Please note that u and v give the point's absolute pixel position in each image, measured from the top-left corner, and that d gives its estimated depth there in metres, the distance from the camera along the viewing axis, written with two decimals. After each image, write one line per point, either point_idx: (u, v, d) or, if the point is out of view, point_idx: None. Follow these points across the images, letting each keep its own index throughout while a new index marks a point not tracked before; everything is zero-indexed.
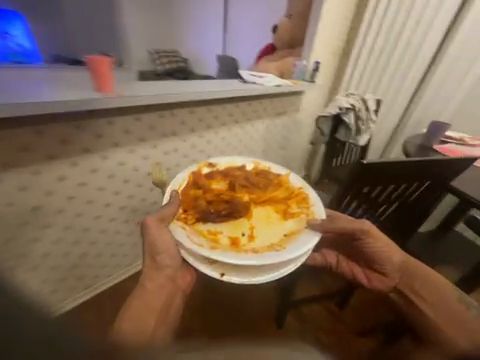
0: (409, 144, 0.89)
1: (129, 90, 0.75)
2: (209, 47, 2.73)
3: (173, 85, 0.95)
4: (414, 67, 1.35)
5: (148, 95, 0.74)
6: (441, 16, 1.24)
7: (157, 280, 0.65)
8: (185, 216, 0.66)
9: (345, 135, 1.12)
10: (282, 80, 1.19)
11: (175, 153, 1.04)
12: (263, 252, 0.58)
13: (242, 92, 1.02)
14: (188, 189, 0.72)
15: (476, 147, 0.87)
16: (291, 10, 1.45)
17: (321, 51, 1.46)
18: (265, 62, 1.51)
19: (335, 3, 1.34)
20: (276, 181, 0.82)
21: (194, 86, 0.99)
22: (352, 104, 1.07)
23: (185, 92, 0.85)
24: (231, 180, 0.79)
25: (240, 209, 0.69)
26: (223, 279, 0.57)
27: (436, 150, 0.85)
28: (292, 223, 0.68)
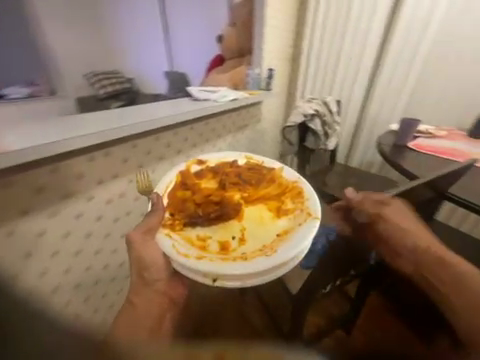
0: (383, 145, 0.85)
1: (46, 134, 0.60)
2: (156, 64, 2.56)
3: (109, 116, 0.78)
4: (362, 68, 1.37)
5: (72, 137, 0.59)
6: (378, 19, 1.27)
7: (147, 294, 0.57)
8: (172, 222, 0.62)
9: (314, 142, 1.05)
10: (237, 92, 1.08)
11: (120, 199, 0.86)
12: (253, 258, 0.55)
13: (194, 113, 0.87)
14: (176, 190, 0.69)
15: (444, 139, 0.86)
16: (234, 18, 1.37)
17: (271, 58, 1.41)
18: (216, 74, 1.40)
19: (276, 9, 1.31)
20: (269, 176, 0.78)
21: (136, 113, 0.83)
22: (316, 109, 1.01)
23: (124, 125, 0.71)
24: (221, 179, 0.75)
25: (229, 212, 0.64)
26: (216, 285, 0.52)
27: (411, 148, 0.82)
28: (284, 222, 0.65)
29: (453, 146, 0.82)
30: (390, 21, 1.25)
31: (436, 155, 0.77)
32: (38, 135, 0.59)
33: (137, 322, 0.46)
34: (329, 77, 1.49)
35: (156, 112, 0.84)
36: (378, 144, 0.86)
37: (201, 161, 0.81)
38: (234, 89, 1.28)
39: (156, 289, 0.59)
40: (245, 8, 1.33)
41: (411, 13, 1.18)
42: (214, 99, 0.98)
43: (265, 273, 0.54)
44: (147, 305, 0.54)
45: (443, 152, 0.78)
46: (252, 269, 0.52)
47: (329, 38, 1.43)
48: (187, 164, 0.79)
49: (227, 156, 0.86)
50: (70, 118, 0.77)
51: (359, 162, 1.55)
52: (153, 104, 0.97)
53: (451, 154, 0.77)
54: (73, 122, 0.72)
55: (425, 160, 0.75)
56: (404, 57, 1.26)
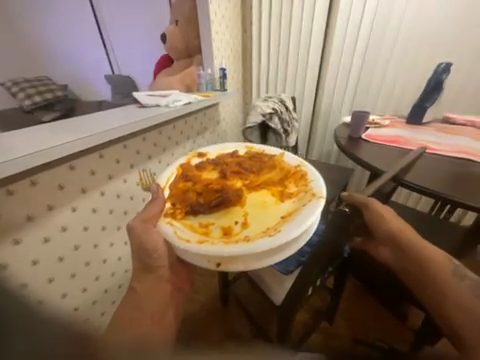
0: (340, 139, 0.91)
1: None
2: (95, 67, 2.29)
3: (32, 134, 0.63)
4: (309, 64, 1.42)
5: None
6: (318, 15, 1.30)
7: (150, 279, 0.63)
8: (173, 211, 0.62)
9: (275, 141, 1.04)
10: (190, 95, 1.01)
11: (65, 232, 0.71)
12: (256, 239, 0.53)
13: (146, 123, 0.76)
14: (178, 182, 0.70)
15: (387, 128, 0.95)
16: (177, 16, 1.29)
17: (221, 57, 1.36)
18: (165, 77, 1.30)
19: (219, 7, 1.26)
20: (270, 163, 0.78)
21: (69, 128, 0.68)
22: (273, 108, 1.00)
23: (57, 144, 0.56)
24: (222, 169, 0.75)
25: (230, 198, 0.63)
26: (220, 269, 0.53)
27: (365, 139, 0.88)
28: (289, 206, 0.63)
29: (399, 134, 0.90)
30: (329, 18, 1.31)
31: (387, 144, 0.84)
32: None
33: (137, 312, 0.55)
34: (281, 74, 1.52)
35: (95, 125, 0.71)
36: (335, 135, 0.94)
37: (201, 154, 0.83)
38: (187, 92, 1.20)
39: (160, 276, 0.65)
40: (186, 4, 1.25)
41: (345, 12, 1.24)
42: (165, 104, 0.89)
43: (267, 254, 0.53)
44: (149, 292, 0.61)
45: (392, 141, 0.85)
46: (253, 249, 0.51)
47: (275, 37, 1.45)
48: (187, 158, 0.80)
49: (225, 149, 0.87)
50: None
51: (318, 154, 1.63)
52: (93, 115, 0.84)
53: (396, 141, 0.85)
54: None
55: (379, 150, 0.81)
56: (344, 55, 1.33)
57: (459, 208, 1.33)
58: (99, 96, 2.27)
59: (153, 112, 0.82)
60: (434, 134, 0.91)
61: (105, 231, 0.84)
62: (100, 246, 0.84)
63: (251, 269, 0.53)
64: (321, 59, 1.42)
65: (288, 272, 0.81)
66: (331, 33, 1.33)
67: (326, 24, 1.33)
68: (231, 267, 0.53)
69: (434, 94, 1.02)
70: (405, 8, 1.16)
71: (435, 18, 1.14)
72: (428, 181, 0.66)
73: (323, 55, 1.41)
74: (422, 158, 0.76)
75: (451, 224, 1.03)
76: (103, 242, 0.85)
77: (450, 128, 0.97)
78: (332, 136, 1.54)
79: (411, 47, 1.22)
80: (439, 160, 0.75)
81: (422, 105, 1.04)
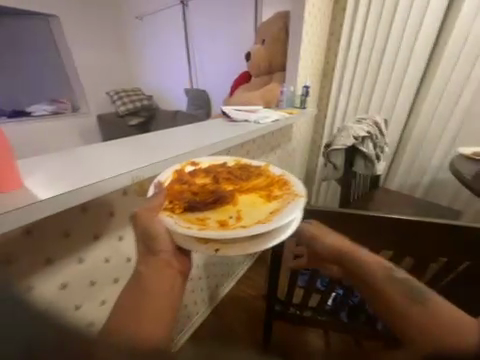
0: (464, 174, 0.85)
1: (80, 175, 0.53)
2: (177, 82, 2.61)
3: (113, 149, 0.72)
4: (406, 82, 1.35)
5: (105, 179, 0.52)
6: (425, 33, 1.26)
7: (155, 264, 0.48)
8: (169, 204, 0.53)
9: (364, 165, 1.08)
10: (277, 113, 1.07)
11: None
12: (251, 225, 0.48)
13: (244, 138, 0.87)
14: (173, 183, 0.59)
15: None
16: (264, 36, 1.36)
17: (305, 75, 1.36)
18: (245, 92, 1.36)
19: (311, 27, 1.27)
20: (256, 171, 0.70)
21: (164, 142, 0.79)
22: (368, 131, 1.06)
23: (156, 160, 0.64)
24: (214, 174, 0.66)
25: (225, 196, 0.58)
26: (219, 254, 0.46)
27: None
28: (276, 204, 0.56)
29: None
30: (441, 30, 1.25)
31: None
32: (70, 177, 0.52)
33: (142, 311, 0.37)
34: (366, 92, 1.48)
35: (186, 140, 0.81)
36: (451, 165, 0.94)
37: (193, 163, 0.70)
38: (267, 107, 1.21)
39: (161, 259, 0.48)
40: (277, 26, 1.32)
41: (466, 27, 1.18)
42: (255, 120, 0.97)
43: (264, 239, 0.48)
44: (156, 282, 0.45)
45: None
46: (251, 231, 0.46)
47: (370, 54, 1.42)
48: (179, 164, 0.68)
49: (220, 159, 0.75)
50: (89, 148, 0.71)
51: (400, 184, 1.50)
52: (183, 128, 0.97)
53: None
54: (111, 154, 0.66)
55: None
56: (457, 71, 1.24)
57: None
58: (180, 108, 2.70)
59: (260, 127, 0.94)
60: None
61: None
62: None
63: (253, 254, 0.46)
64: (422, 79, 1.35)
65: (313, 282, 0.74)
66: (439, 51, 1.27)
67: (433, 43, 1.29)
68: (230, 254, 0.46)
69: None
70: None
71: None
72: None
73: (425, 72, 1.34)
74: None
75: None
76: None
77: None
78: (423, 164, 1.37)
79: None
80: None
81: None
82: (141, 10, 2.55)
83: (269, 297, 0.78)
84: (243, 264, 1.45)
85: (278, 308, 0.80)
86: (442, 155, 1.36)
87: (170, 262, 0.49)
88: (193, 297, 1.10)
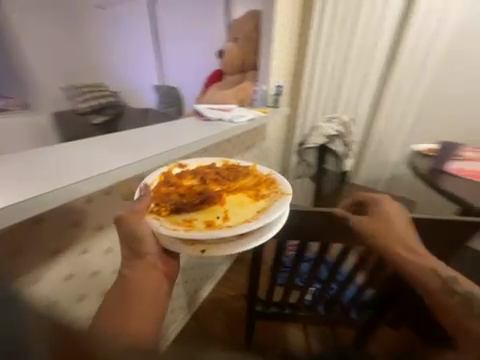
0: (420, 168, 0.95)
1: (49, 179, 0.50)
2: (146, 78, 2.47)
3: (82, 150, 0.66)
4: (368, 85, 1.48)
5: (78, 181, 0.50)
6: (383, 43, 1.41)
7: (139, 268, 0.50)
8: (158, 208, 0.56)
9: (334, 162, 1.17)
10: (252, 112, 1.07)
11: None
12: (237, 225, 0.51)
13: (220, 137, 0.86)
14: (160, 186, 0.61)
15: (473, 163, 0.96)
16: (236, 34, 1.35)
17: (278, 74, 1.38)
18: (218, 90, 1.34)
19: (282, 27, 1.30)
20: (245, 171, 0.70)
21: (135, 142, 0.75)
22: (338, 130, 1.12)
23: (132, 159, 0.62)
24: (202, 175, 0.67)
25: (212, 196, 0.59)
26: (205, 255, 0.49)
27: (449, 172, 0.91)
28: (264, 203, 0.58)
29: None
30: (398, 38, 1.38)
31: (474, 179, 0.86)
32: (36, 182, 0.49)
33: (127, 309, 0.41)
34: (334, 94, 1.57)
35: (160, 140, 0.77)
36: (409, 160, 1.04)
37: (182, 165, 0.70)
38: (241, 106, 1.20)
39: (146, 262, 0.51)
40: (249, 24, 1.31)
41: (417, 36, 1.33)
42: (229, 118, 0.96)
43: (251, 238, 0.51)
44: (141, 283, 0.48)
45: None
46: (237, 231, 0.49)
47: (337, 57, 1.51)
48: (169, 166, 0.69)
49: (206, 160, 0.76)
50: (53, 150, 0.67)
51: (365, 179, 1.61)
52: (154, 127, 0.92)
53: None
54: (81, 155, 0.63)
55: (461, 182, 0.84)
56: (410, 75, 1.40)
57: None
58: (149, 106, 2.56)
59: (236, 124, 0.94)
60: None
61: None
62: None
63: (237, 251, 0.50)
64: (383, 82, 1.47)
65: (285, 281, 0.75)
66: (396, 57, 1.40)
67: (391, 49, 1.41)
68: (217, 253, 0.49)
69: None
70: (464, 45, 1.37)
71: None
72: None
73: (385, 76, 1.46)
74: None
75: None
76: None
77: None
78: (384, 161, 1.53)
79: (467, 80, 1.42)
80: None
81: None
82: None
83: (251, 297, 0.82)
84: (220, 266, 1.43)
85: (260, 308, 0.83)
86: (399, 151, 1.51)
87: (155, 264, 0.52)
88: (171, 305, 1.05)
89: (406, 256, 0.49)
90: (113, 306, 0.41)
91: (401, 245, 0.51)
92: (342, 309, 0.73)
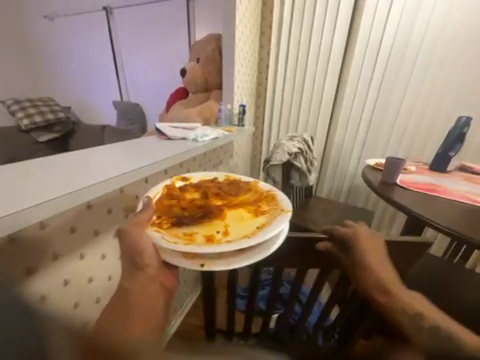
0: (373, 181, 1.05)
1: (3, 201, 0.44)
2: (104, 93, 2.34)
3: (43, 172, 0.58)
4: (322, 104, 1.59)
5: (33, 205, 0.43)
6: (333, 64, 1.51)
7: (142, 280, 0.44)
8: (160, 220, 0.51)
9: (299, 178, 1.20)
10: (216, 131, 1.06)
11: (66, 284, 0.65)
12: (238, 239, 0.47)
13: (185, 156, 0.82)
14: (162, 198, 0.58)
15: (416, 175, 1.10)
16: (198, 54, 1.37)
17: (241, 94, 1.43)
18: (182, 108, 1.33)
19: (242, 51, 1.36)
20: (246, 186, 0.68)
21: (100, 160, 0.69)
22: (299, 147, 1.19)
23: (110, 177, 0.58)
24: (205, 189, 0.64)
25: (213, 210, 0.56)
26: (205, 269, 0.43)
27: (399, 184, 1.02)
28: (265, 218, 0.55)
29: (432, 182, 1.04)
30: (344, 63, 1.51)
31: (419, 190, 0.97)
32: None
33: (127, 324, 0.32)
34: (294, 113, 1.69)
35: (122, 159, 0.71)
36: (363, 173, 1.15)
37: (184, 178, 0.69)
38: (206, 125, 1.20)
39: (150, 275, 0.46)
40: (210, 46, 1.35)
41: (360, 58, 1.45)
42: (194, 137, 0.93)
43: (254, 252, 0.46)
44: (142, 297, 0.42)
45: (430, 190, 0.97)
46: (242, 244, 0.45)
47: (294, 80, 1.64)
48: (171, 180, 0.66)
49: (210, 174, 0.74)
50: (26, 167, 0.62)
51: (328, 190, 1.74)
52: (115, 145, 0.85)
53: (427, 186, 1.00)
54: (51, 173, 0.58)
55: (410, 193, 0.94)
56: (359, 91, 1.50)
57: (475, 250, 1.36)
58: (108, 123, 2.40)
59: (201, 143, 0.91)
60: (457, 182, 1.06)
61: (88, 283, 0.71)
62: (95, 280, 0.74)
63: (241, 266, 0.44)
64: (335, 101, 1.59)
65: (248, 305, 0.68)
66: (344, 80, 1.53)
67: (340, 71, 1.53)
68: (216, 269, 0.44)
69: (456, 144, 1.16)
70: (414, 62, 1.37)
71: (435, 63, 1.34)
72: (465, 229, 0.72)
73: (336, 95, 1.58)
74: (442, 203, 0.87)
75: (472, 272, 1.05)
76: (85, 298, 0.71)
77: (471, 178, 1.11)
78: (341, 174, 1.67)
79: (422, 94, 1.39)
80: (464, 208, 0.84)
81: (445, 154, 1.18)
82: (54, 10, 2.27)
83: (210, 330, 0.70)
84: (191, 293, 1.32)
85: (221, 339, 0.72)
86: (354, 166, 1.62)
87: (155, 278, 0.46)
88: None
89: (390, 284, 0.45)
90: (110, 321, 0.32)
91: (378, 288, 0.45)
92: (308, 336, 0.70)
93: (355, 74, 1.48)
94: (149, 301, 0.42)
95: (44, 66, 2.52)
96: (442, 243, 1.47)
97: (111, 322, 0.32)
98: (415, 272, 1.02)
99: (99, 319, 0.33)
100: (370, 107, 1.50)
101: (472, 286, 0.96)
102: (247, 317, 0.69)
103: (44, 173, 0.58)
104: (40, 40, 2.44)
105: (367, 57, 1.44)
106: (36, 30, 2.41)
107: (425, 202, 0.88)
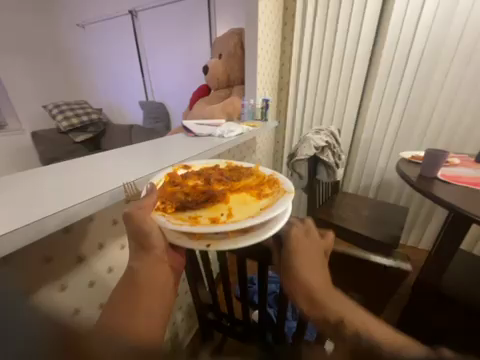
0: (410, 176, 0.98)
1: (69, 194, 0.52)
2: (131, 94, 2.47)
3: (89, 168, 0.66)
4: (350, 94, 1.51)
5: (86, 200, 0.49)
6: (362, 49, 1.41)
7: (148, 260, 0.47)
8: (163, 205, 0.52)
9: (326, 172, 1.17)
10: (240, 126, 1.07)
11: (110, 273, 0.71)
12: (243, 219, 0.47)
13: (212, 153, 0.84)
14: (165, 186, 0.57)
15: (460, 168, 1.01)
16: (221, 50, 1.38)
17: (264, 88, 1.42)
18: (205, 105, 1.35)
19: (265, 43, 1.33)
20: (247, 172, 0.68)
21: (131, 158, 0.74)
22: (327, 141, 1.15)
23: (135, 174, 0.62)
24: (206, 176, 0.64)
25: (215, 195, 0.56)
26: (212, 249, 0.43)
27: (442, 178, 0.93)
28: (268, 200, 0.54)
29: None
30: (374, 46, 1.41)
31: (465, 185, 0.88)
32: (62, 197, 0.51)
33: (133, 320, 0.38)
34: (319, 104, 1.63)
35: (150, 157, 0.75)
36: (397, 167, 1.08)
37: (186, 166, 0.69)
38: (229, 120, 1.22)
39: (155, 255, 0.48)
40: (232, 40, 1.34)
41: (394, 38, 1.33)
42: (219, 134, 0.95)
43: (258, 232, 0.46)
44: (148, 275, 0.45)
45: (478, 184, 0.88)
46: (245, 223, 0.44)
47: (318, 68, 1.57)
48: (172, 168, 0.66)
49: (211, 161, 0.74)
50: (70, 165, 0.69)
51: (355, 186, 1.67)
52: (145, 144, 0.89)
53: (474, 180, 0.91)
54: (96, 170, 0.65)
55: (455, 188, 0.86)
56: (391, 76, 1.39)
57: None
58: (136, 122, 2.55)
59: (227, 138, 0.92)
60: None
61: None
62: None
63: (246, 245, 0.43)
64: (363, 88, 1.50)
65: (228, 289, 0.72)
66: (375, 65, 1.42)
67: (370, 56, 1.43)
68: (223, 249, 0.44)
69: None
70: (460, 38, 1.21)
71: None
72: None
73: (365, 82, 1.48)
74: None
75: None
76: None
77: None
78: (371, 167, 1.58)
79: (469, 73, 1.24)
80: None
81: None
82: (84, 17, 2.42)
83: (198, 306, 0.79)
84: None
85: (211, 316, 0.79)
86: (385, 159, 1.53)
87: (162, 258, 0.49)
88: (175, 328, 0.97)
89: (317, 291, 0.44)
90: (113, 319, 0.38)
91: (306, 296, 0.44)
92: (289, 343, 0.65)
93: (388, 57, 1.37)
94: (158, 283, 0.46)
95: (78, 71, 2.72)
96: None
97: (121, 320, 0.38)
98: (453, 274, 0.97)
99: (107, 314, 0.38)
100: (404, 94, 1.39)
101: None
102: (228, 299, 0.73)
103: (88, 169, 0.65)
104: (73, 47, 2.63)
105: (403, 36, 1.31)
106: (70, 38, 2.60)
107: (472, 197, 0.80)
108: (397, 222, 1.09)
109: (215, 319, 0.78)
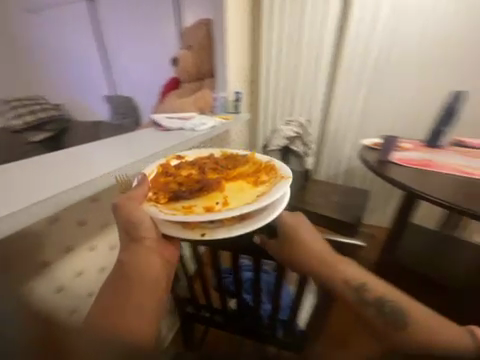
0: (370, 162, 1.06)
1: (30, 191, 0.47)
2: (94, 87, 2.29)
3: (55, 164, 0.61)
4: (318, 86, 1.58)
5: (52, 195, 0.45)
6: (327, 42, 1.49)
7: (140, 251, 0.48)
8: (156, 196, 0.52)
9: (297, 162, 1.24)
10: (213, 119, 1.06)
11: (80, 277, 0.67)
12: (238, 207, 0.47)
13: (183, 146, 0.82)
14: (158, 176, 0.58)
15: (408, 153, 1.11)
16: (190, 41, 1.34)
17: (235, 81, 1.43)
18: (175, 98, 1.31)
19: (234, 36, 1.34)
20: (245, 159, 0.67)
21: (104, 153, 0.70)
22: (296, 132, 1.20)
23: (113, 168, 0.59)
24: (201, 164, 0.64)
25: (211, 184, 0.55)
26: (205, 237, 0.44)
27: (397, 162, 1.02)
28: (264, 187, 0.55)
29: (427, 158, 1.05)
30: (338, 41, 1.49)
31: (415, 167, 0.98)
32: (23, 193, 0.46)
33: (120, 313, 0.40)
34: (289, 96, 1.68)
35: (122, 152, 0.71)
36: (360, 155, 1.15)
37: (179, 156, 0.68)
38: (201, 114, 1.20)
39: (147, 246, 0.48)
40: (200, 32, 1.31)
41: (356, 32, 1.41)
42: (191, 127, 0.93)
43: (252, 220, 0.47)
44: (140, 267, 0.47)
45: (424, 165, 0.98)
46: (238, 211, 0.45)
47: (287, 61, 1.61)
48: (166, 159, 0.66)
49: (206, 151, 0.73)
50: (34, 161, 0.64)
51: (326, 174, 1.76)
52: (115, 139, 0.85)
53: (423, 162, 1.01)
54: (62, 166, 0.60)
55: (406, 171, 0.95)
56: (355, 70, 1.48)
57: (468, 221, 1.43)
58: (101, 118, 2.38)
59: (199, 131, 0.91)
60: (451, 156, 1.09)
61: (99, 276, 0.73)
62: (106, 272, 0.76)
63: (239, 233, 0.44)
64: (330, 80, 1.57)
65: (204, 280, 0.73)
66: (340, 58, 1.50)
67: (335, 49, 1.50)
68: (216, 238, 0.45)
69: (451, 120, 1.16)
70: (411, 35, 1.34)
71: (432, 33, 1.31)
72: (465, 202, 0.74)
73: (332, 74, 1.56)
74: (437, 178, 0.90)
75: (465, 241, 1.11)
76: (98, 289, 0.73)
77: (466, 152, 1.14)
78: (338, 156, 1.68)
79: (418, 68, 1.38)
80: (460, 180, 0.88)
81: (439, 130, 1.19)
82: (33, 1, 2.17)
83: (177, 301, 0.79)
84: None
85: (190, 310, 0.80)
86: (351, 147, 1.63)
87: (155, 249, 0.49)
88: None
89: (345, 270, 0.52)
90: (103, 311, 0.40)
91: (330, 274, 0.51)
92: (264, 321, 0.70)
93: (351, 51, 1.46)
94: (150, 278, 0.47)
95: None
96: (434, 215, 1.53)
97: (108, 312, 0.40)
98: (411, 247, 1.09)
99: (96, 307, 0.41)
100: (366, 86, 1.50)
101: (467, 260, 1.01)
102: (206, 290, 0.74)
103: (54, 166, 0.60)
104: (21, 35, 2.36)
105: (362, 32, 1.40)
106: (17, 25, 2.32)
107: (422, 177, 0.90)
108: (361, 204, 1.19)
109: (195, 313, 0.79)
